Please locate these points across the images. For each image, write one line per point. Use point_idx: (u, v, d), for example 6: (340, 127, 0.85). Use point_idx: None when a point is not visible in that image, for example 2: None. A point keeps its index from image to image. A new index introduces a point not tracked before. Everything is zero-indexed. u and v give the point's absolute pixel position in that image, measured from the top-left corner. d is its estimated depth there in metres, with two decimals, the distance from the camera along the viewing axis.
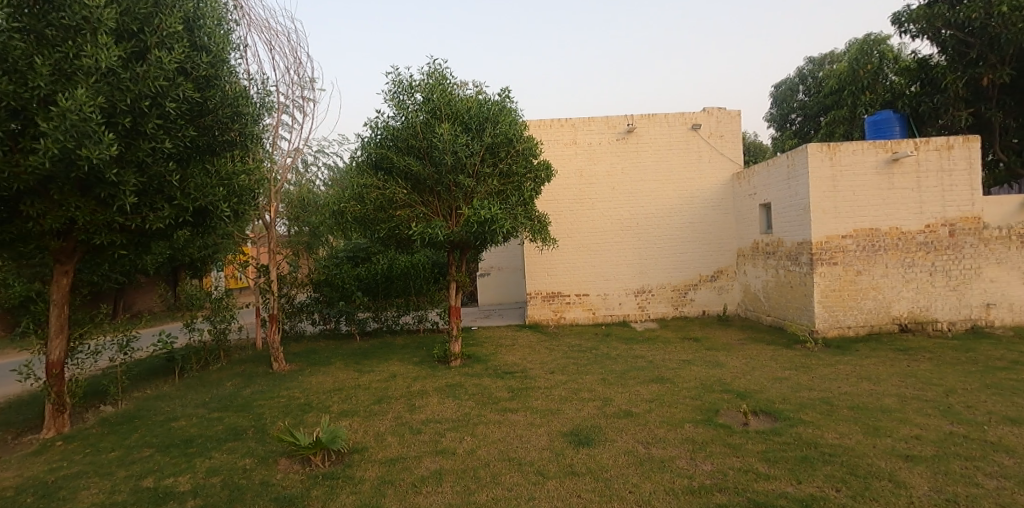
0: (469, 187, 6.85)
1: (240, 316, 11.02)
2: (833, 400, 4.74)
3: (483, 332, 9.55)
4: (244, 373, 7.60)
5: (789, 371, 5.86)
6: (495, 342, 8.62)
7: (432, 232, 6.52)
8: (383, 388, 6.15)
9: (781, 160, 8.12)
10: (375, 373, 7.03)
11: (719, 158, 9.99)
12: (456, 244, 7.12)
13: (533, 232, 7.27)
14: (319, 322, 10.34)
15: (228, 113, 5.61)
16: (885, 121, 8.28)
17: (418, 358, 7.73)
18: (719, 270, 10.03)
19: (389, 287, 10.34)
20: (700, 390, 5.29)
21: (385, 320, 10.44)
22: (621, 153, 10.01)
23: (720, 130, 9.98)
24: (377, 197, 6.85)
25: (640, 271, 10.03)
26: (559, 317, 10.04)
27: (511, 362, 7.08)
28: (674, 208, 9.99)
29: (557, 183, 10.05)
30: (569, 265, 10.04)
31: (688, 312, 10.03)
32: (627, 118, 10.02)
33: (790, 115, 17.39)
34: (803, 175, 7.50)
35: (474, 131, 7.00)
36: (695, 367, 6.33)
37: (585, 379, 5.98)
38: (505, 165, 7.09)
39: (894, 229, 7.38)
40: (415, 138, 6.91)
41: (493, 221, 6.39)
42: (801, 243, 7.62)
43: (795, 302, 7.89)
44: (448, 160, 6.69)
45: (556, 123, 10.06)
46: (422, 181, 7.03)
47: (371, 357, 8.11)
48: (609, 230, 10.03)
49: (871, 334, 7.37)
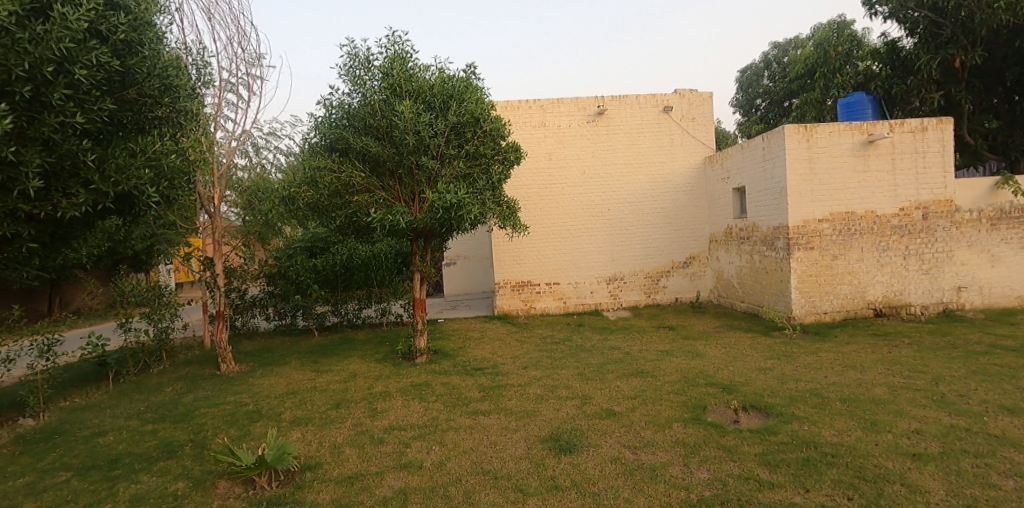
0: (433, 169, 6.33)
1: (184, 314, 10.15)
2: (823, 392, 4.52)
3: (450, 325, 9.06)
4: (186, 377, 6.89)
5: (771, 361, 5.64)
6: (464, 335, 8.16)
7: (393, 219, 5.97)
8: (342, 390, 5.60)
9: (756, 142, 7.88)
10: (334, 373, 6.46)
11: (691, 141, 9.75)
12: (420, 232, 6.60)
13: (502, 219, 6.81)
14: (273, 318, 9.66)
15: (156, 85, 4.85)
16: (858, 102, 8.17)
17: (381, 355, 7.20)
18: (692, 257, 9.83)
19: (349, 278, 9.78)
20: (683, 383, 4.99)
21: (346, 314, 9.91)
22: (591, 136, 9.63)
23: (692, 113, 9.73)
24: (331, 181, 6.23)
25: (613, 258, 9.72)
26: (529, 308, 9.65)
27: (481, 357, 6.63)
28: (646, 193, 9.71)
29: (526, 167, 9.60)
30: (540, 252, 9.65)
31: (661, 300, 9.80)
32: (597, 100, 9.64)
33: (756, 101, 17.12)
34: (779, 157, 7.28)
35: (439, 110, 6.46)
36: (675, 358, 6.05)
37: (561, 374, 5.60)
38: (473, 147, 6.59)
39: (870, 212, 7.28)
40: (373, 117, 6.32)
41: (460, 207, 5.91)
42: (778, 227, 7.43)
43: (771, 288, 7.74)
44: (410, 140, 6.14)
45: (524, 104, 9.57)
46: (381, 164, 6.45)
47: (330, 355, 7.52)
48: (581, 216, 9.67)
49: (847, 319, 7.28)
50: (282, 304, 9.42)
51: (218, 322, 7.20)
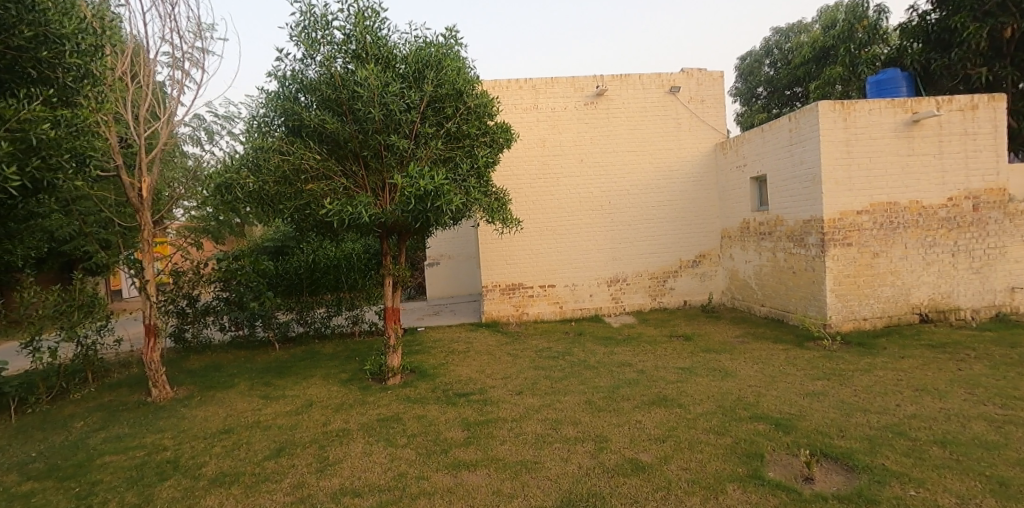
0: (405, 151, 5.17)
1: (121, 327, 8.83)
2: (907, 432, 3.50)
3: (430, 335, 7.92)
4: (106, 406, 5.64)
5: (821, 384, 4.61)
6: (447, 348, 7.03)
7: (353, 211, 4.78)
8: (290, 428, 4.43)
9: (781, 123, 6.85)
10: (286, 401, 5.29)
11: (700, 126, 8.73)
12: (391, 227, 5.44)
13: (490, 212, 5.69)
14: (229, 329, 8.45)
15: (30, 35, 3.61)
16: (892, 79, 7.23)
17: (346, 375, 6.04)
18: (702, 255, 8.81)
19: (315, 281, 8.70)
20: (722, 418, 3.93)
21: (313, 323, 8.65)
22: (590, 120, 8.56)
23: (701, 94, 8.71)
24: (278, 165, 5.03)
25: (614, 256, 8.66)
26: (521, 313, 8.56)
27: (465, 378, 5.52)
28: (651, 184, 8.67)
29: (517, 155, 8.49)
30: (533, 251, 8.55)
31: (668, 303, 8.77)
32: (596, 79, 8.56)
33: (756, 89, 16.23)
34: (812, 140, 6.26)
35: (412, 81, 5.32)
36: (700, 379, 4.97)
37: (566, 403, 4.50)
38: (454, 125, 5.46)
39: (915, 203, 6.31)
40: (331, 87, 5.15)
41: (438, 195, 4.77)
42: (809, 220, 6.42)
43: (799, 291, 6.74)
44: (375, 115, 4.99)
45: (513, 83, 8.45)
46: (342, 145, 5.28)
47: (286, 375, 6.33)
48: (578, 210, 8.59)
49: (889, 326, 6.31)
50: (237, 312, 8.19)
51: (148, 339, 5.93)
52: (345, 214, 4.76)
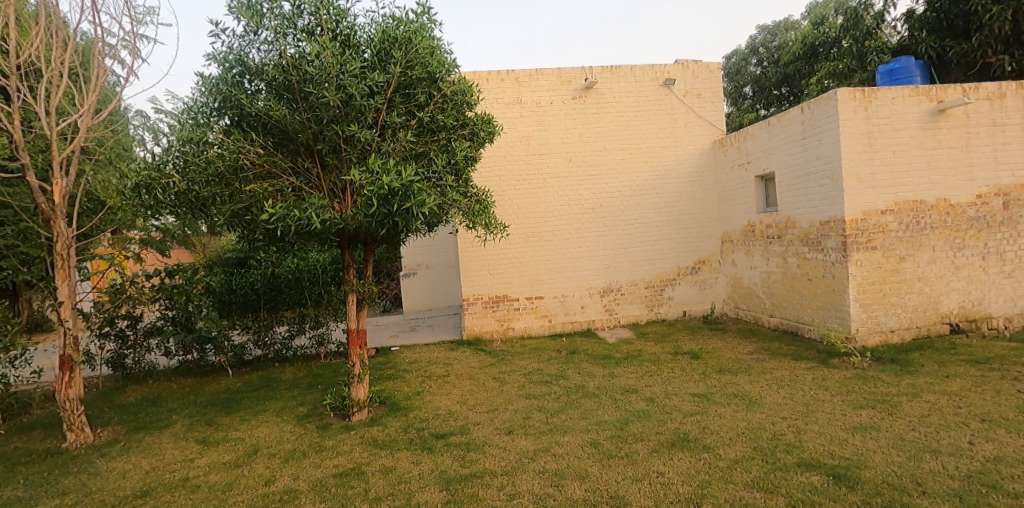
0: (367, 144, 4.31)
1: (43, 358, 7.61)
2: (1001, 485, 2.77)
3: (405, 356, 7.03)
4: (4, 456, 4.59)
5: (867, 414, 3.89)
6: (423, 372, 6.15)
7: (302, 216, 3.89)
8: (221, 489, 3.51)
9: (791, 115, 6.22)
10: (227, 446, 4.37)
11: (697, 122, 8.06)
12: (352, 235, 4.57)
13: (470, 215, 4.85)
14: (176, 353, 7.45)
15: None
16: (905, 67, 6.66)
17: (304, 410, 5.13)
18: (702, 261, 8.12)
19: (274, 298, 7.68)
20: (764, 467, 3.16)
21: (273, 344, 7.68)
22: (579, 115, 7.83)
23: (697, 88, 8.05)
24: (209, 160, 4.12)
25: (607, 264, 7.92)
26: (507, 329, 7.74)
27: (444, 412, 4.67)
28: (646, 184, 7.96)
29: (500, 154, 7.69)
30: (518, 260, 7.75)
31: (666, 314, 8.05)
32: (584, 70, 7.84)
33: (743, 89, 15.68)
34: (830, 132, 5.62)
35: (375, 62, 4.48)
36: (723, 409, 4.20)
37: (567, 448, 3.67)
38: (427, 115, 4.64)
39: (942, 201, 5.70)
40: (276, 67, 4.28)
41: (405, 196, 3.91)
42: (827, 222, 5.76)
43: (816, 300, 6.07)
44: (330, 99, 4.13)
45: (495, 75, 7.67)
46: (292, 137, 4.41)
47: (234, 410, 5.37)
48: (567, 214, 7.83)
49: (919, 338, 5.67)
50: (183, 334, 7.18)
51: (61, 373, 4.71)
52: (291, 219, 3.87)
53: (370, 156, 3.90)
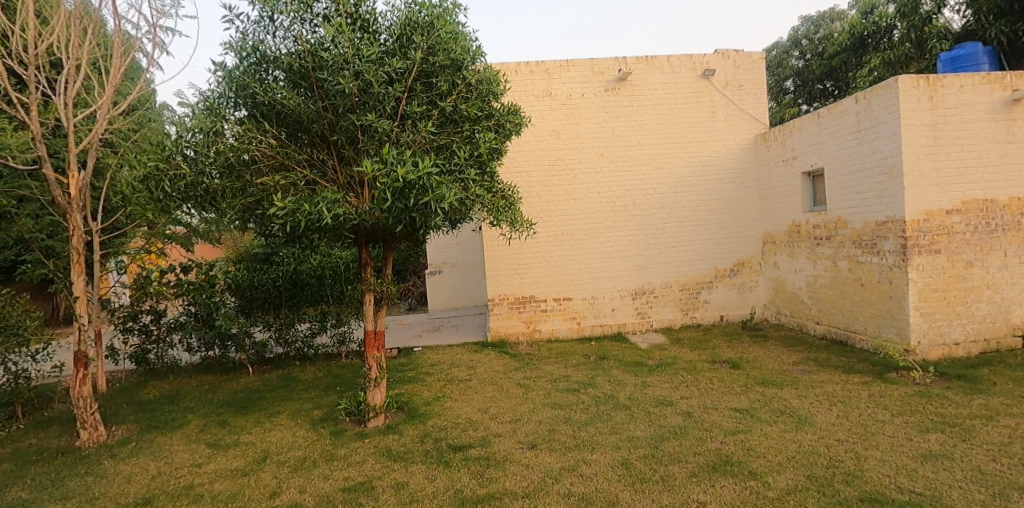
0: (384, 135, 4.05)
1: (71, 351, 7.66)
2: None
3: (426, 357, 6.81)
4: (19, 452, 4.53)
5: (936, 440, 3.43)
6: (444, 376, 5.91)
7: (313, 211, 3.64)
8: (225, 500, 3.32)
9: (845, 106, 5.73)
10: (238, 451, 4.20)
11: (737, 115, 7.58)
12: (370, 232, 4.33)
13: (495, 212, 4.55)
14: (198, 349, 7.34)
15: None
16: (972, 52, 6.06)
17: (319, 414, 4.94)
18: (740, 263, 7.65)
19: (295, 295, 7.52)
20: (820, 501, 2.77)
21: (294, 342, 7.56)
22: (610, 108, 7.46)
23: (738, 79, 7.58)
24: (220, 151, 3.92)
25: (638, 265, 7.52)
26: (532, 331, 7.44)
27: (464, 421, 4.40)
28: (681, 181, 7.53)
29: (527, 149, 7.38)
30: (545, 259, 7.43)
31: (701, 319, 7.61)
32: (617, 61, 7.45)
33: (784, 83, 14.95)
34: (889, 124, 5.12)
35: (395, 49, 4.22)
36: (768, 428, 3.81)
37: (595, 468, 3.34)
38: (450, 104, 4.36)
39: (1016, 200, 5.13)
40: (292, 54, 4.06)
41: (423, 189, 3.62)
42: (885, 222, 5.26)
43: (869, 308, 5.57)
44: (346, 87, 3.89)
45: (523, 67, 7.36)
46: (308, 128, 4.18)
47: (250, 411, 5.23)
48: (597, 212, 7.46)
49: (987, 352, 5.12)
50: (205, 331, 7.07)
51: (75, 371, 4.62)
52: (302, 213, 3.63)
53: (385, 146, 3.63)
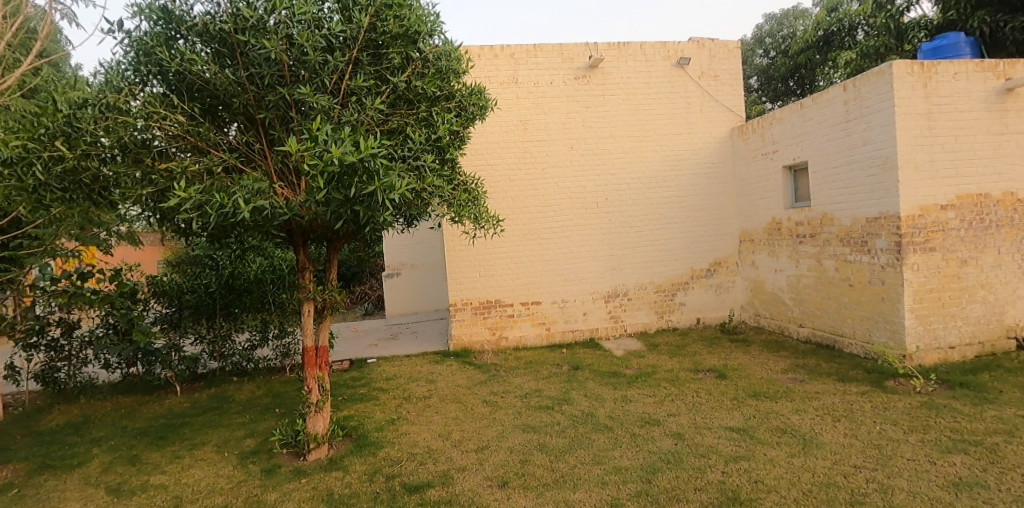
0: (320, 112, 3.34)
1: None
2: None
3: (382, 370, 6.12)
4: None
5: (964, 464, 3.03)
6: (401, 392, 5.23)
7: (226, 200, 2.88)
8: None
9: (831, 96, 5.39)
10: (142, 499, 3.41)
11: (714, 107, 7.20)
12: (304, 229, 3.62)
13: (456, 207, 3.90)
14: (117, 367, 6.39)
15: None
16: (955, 42, 5.83)
17: (251, 444, 4.19)
18: (717, 262, 7.27)
19: (230, 302, 6.60)
20: None
21: (230, 356, 6.72)
22: (582, 98, 6.94)
23: (714, 69, 7.19)
24: (110, 129, 2.97)
25: (611, 266, 7.04)
26: (499, 338, 6.84)
27: (423, 452, 3.75)
28: (656, 176, 7.08)
29: (492, 141, 6.77)
30: (512, 260, 6.85)
31: (678, 322, 7.19)
32: (588, 47, 6.94)
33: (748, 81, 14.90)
34: (882, 112, 4.79)
35: (335, 11, 3.52)
36: (774, 453, 3.33)
37: None
38: (403, 81, 3.69)
39: (1009, 195, 4.88)
40: (202, 9, 3.29)
41: (365, 175, 2.91)
42: (877, 218, 4.92)
43: (859, 310, 5.24)
44: (271, 51, 3.15)
45: (487, 50, 6.73)
46: (224, 103, 3.43)
47: (167, 443, 4.41)
48: (568, 208, 6.93)
49: (982, 356, 4.85)
50: (123, 346, 6.12)
51: None
52: (212, 206, 2.87)
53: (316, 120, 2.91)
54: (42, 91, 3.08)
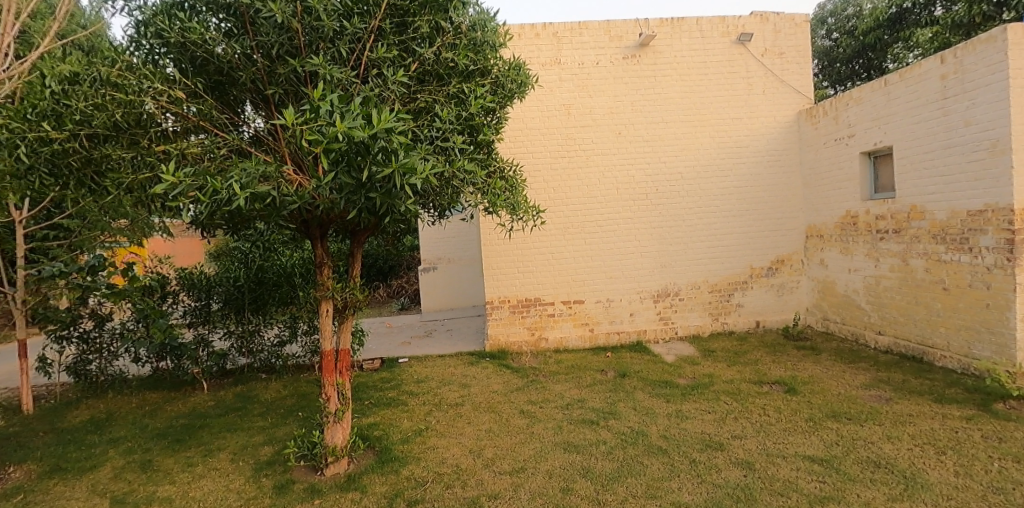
0: (340, 86, 2.94)
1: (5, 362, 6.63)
2: None
3: (413, 371, 5.77)
4: None
5: None
6: (432, 398, 4.85)
7: (228, 184, 2.51)
8: None
9: (925, 69, 4.64)
10: None
11: (778, 88, 6.48)
12: (324, 219, 3.24)
13: (492, 195, 3.45)
14: (146, 361, 6.26)
15: None
16: None
17: (269, 454, 3.89)
18: (779, 260, 6.57)
19: (260, 296, 6.32)
20: None
21: (259, 352, 6.44)
22: (629, 79, 6.36)
23: (779, 46, 6.47)
24: (100, 104, 2.65)
25: (660, 262, 6.45)
26: (537, 340, 6.38)
27: (450, 472, 3.33)
28: (711, 164, 6.44)
29: (531, 127, 6.29)
30: (552, 256, 6.36)
31: (733, 325, 6.54)
32: (638, 24, 6.35)
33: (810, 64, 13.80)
34: (992, 86, 4.04)
35: None
36: (869, 494, 2.75)
37: None
38: (431, 53, 3.25)
39: None
40: None
41: (385, 156, 2.49)
42: (983, 211, 4.19)
43: (956, 318, 4.51)
44: (279, 16, 2.77)
45: (528, 29, 6.24)
46: (237, 79, 3.07)
47: (185, 447, 4.17)
48: (612, 199, 6.38)
49: None
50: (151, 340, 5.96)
51: None
52: (207, 191, 2.51)
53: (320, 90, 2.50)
54: (40, 66, 2.81)
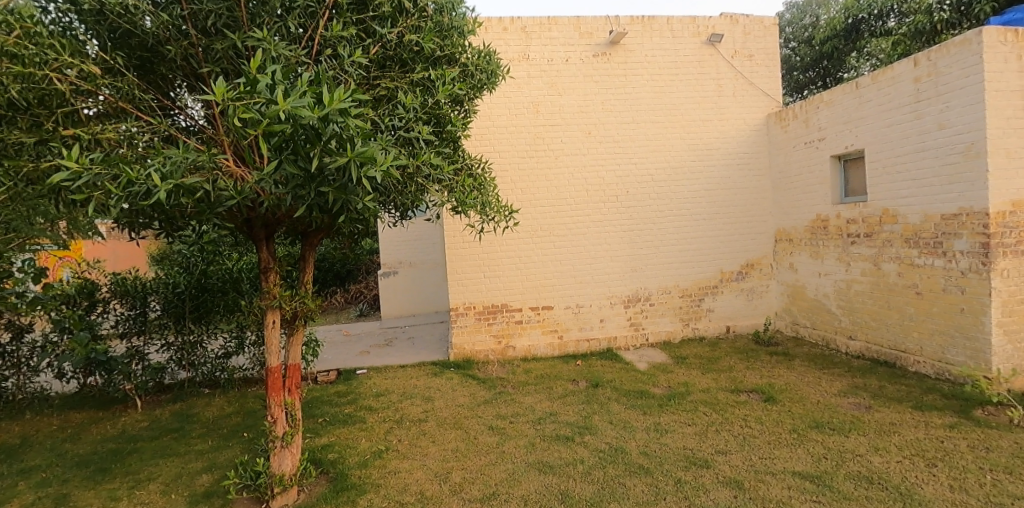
0: (285, 64, 2.57)
1: None
2: None
3: (372, 383, 5.37)
4: None
5: None
6: (392, 413, 4.48)
7: (145, 173, 2.10)
8: None
9: (897, 72, 4.63)
10: None
11: (748, 90, 6.43)
12: (268, 218, 2.85)
13: (460, 193, 3.14)
14: (72, 377, 5.61)
15: None
16: None
17: (207, 484, 3.43)
18: (750, 265, 6.51)
19: (203, 304, 5.78)
20: None
21: (201, 365, 5.87)
22: (601, 77, 6.17)
23: (749, 48, 6.42)
24: None
25: (631, 266, 6.27)
26: (505, 348, 6.08)
27: (414, 501, 2.99)
28: (683, 165, 6.32)
29: (500, 124, 6.00)
30: (521, 259, 6.09)
31: (705, 331, 6.43)
32: (609, 21, 6.17)
33: None
34: (965, 89, 4.03)
35: None
36: None
37: None
38: (392, 33, 2.91)
39: None
40: None
41: (337, 144, 2.15)
42: (956, 215, 4.17)
43: (929, 323, 4.49)
44: None
45: (496, 22, 5.96)
46: (164, 54, 2.66)
47: (107, 478, 3.65)
48: (583, 201, 6.17)
49: None
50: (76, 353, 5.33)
51: None
52: (119, 183, 2.10)
53: (259, 64, 2.13)
54: None
